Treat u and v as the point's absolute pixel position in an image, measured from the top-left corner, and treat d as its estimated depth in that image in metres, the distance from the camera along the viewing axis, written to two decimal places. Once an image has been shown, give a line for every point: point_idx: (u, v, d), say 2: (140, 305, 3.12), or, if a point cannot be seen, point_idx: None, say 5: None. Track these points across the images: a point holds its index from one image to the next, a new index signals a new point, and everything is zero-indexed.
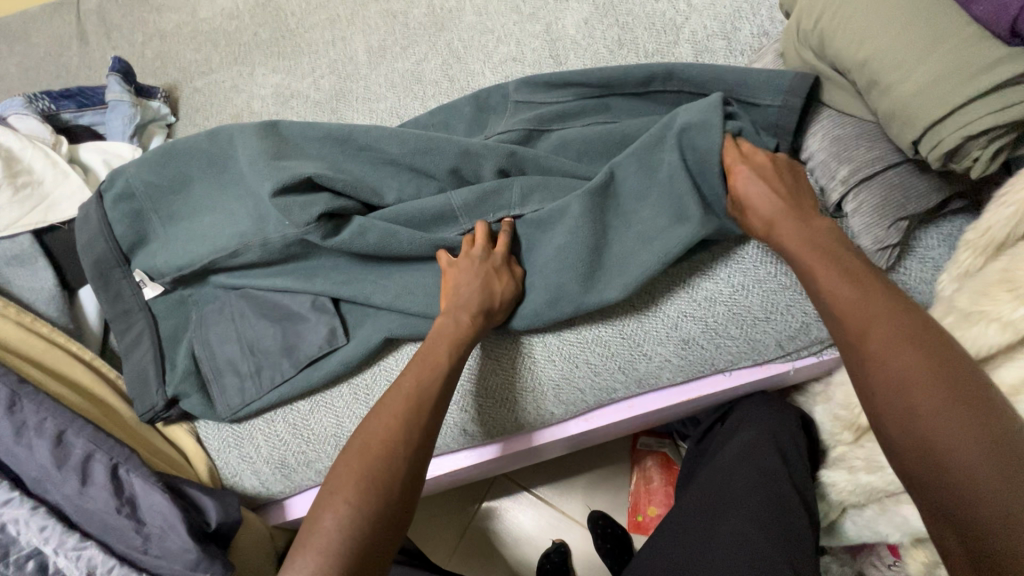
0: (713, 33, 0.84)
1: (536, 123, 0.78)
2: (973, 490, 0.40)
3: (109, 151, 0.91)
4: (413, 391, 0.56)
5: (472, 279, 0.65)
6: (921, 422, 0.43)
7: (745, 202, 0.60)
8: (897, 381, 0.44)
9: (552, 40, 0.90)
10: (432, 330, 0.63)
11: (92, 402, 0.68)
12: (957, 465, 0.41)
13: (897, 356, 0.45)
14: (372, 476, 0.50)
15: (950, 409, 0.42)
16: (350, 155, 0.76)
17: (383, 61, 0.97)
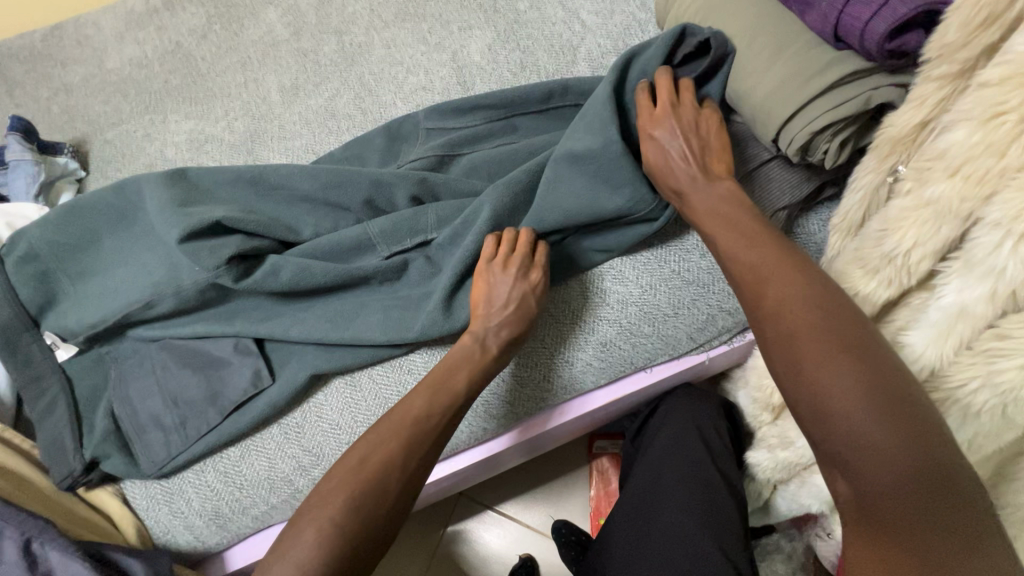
0: (608, 51, 0.89)
1: (446, 149, 0.81)
2: (844, 422, 0.43)
3: (12, 212, 0.88)
4: (403, 419, 0.59)
5: (505, 304, 0.65)
6: (802, 354, 0.46)
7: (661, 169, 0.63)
8: (782, 326, 0.49)
9: (459, 67, 0.93)
10: (451, 357, 0.65)
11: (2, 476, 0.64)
12: (832, 402, 0.43)
13: (795, 315, 0.48)
14: (344, 505, 0.52)
15: (830, 349, 0.45)
16: (263, 195, 0.76)
17: (297, 99, 0.98)
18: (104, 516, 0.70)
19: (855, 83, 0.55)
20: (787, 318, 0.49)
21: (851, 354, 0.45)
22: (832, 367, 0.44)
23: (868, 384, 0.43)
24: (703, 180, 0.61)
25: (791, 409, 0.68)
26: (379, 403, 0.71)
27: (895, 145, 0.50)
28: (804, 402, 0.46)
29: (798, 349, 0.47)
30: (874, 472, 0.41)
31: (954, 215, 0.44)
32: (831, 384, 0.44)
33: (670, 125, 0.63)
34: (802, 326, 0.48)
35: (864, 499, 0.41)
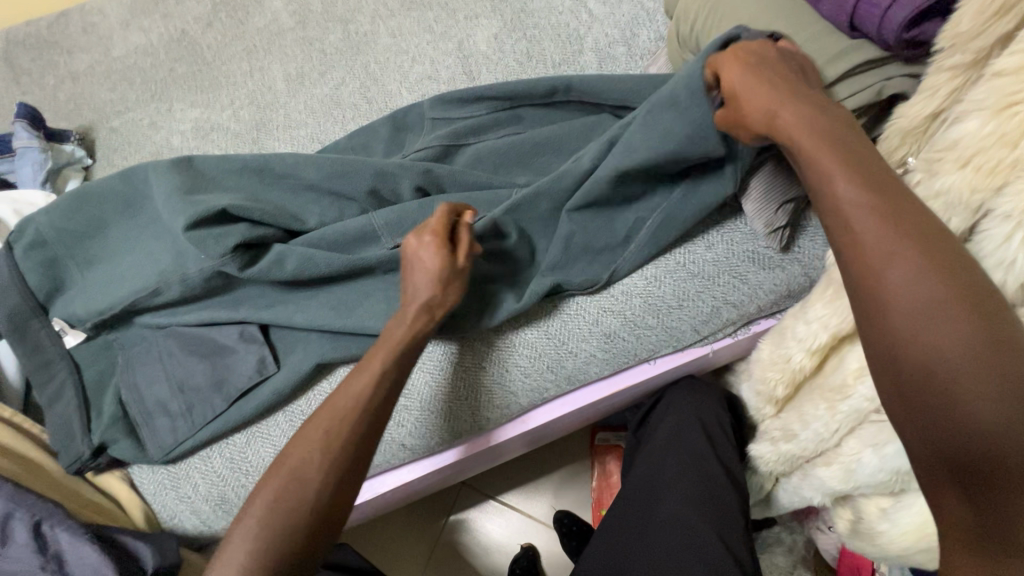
0: (615, 41, 0.88)
1: (450, 139, 0.80)
2: (986, 441, 0.37)
3: (20, 200, 0.88)
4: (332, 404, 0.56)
5: (423, 288, 0.62)
6: (939, 358, 0.39)
7: (743, 102, 0.54)
8: (908, 310, 0.41)
9: (465, 57, 0.93)
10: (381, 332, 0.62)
11: (12, 459, 0.66)
12: (972, 418, 0.38)
13: (898, 288, 0.41)
14: (277, 496, 0.51)
15: (973, 344, 0.38)
16: (269, 184, 0.76)
17: (302, 88, 0.97)
18: (113, 500, 0.71)
19: (859, 79, 0.55)
20: (893, 289, 0.42)
21: (981, 331, 0.39)
22: (954, 347, 0.39)
23: (1009, 387, 0.37)
24: (794, 107, 0.51)
25: (795, 402, 0.68)
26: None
27: (906, 138, 0.50)
28: (915, 383, 0.40)
29: (915, 327, 0.40)
30: (995, 463, 0.37)
31: (964, 208, 0.44)
32: (943, 365, 0.39)
33: (740, 73, 0.55)
34: (909, 298, 0.41)
35: (968, 486, 0.38)
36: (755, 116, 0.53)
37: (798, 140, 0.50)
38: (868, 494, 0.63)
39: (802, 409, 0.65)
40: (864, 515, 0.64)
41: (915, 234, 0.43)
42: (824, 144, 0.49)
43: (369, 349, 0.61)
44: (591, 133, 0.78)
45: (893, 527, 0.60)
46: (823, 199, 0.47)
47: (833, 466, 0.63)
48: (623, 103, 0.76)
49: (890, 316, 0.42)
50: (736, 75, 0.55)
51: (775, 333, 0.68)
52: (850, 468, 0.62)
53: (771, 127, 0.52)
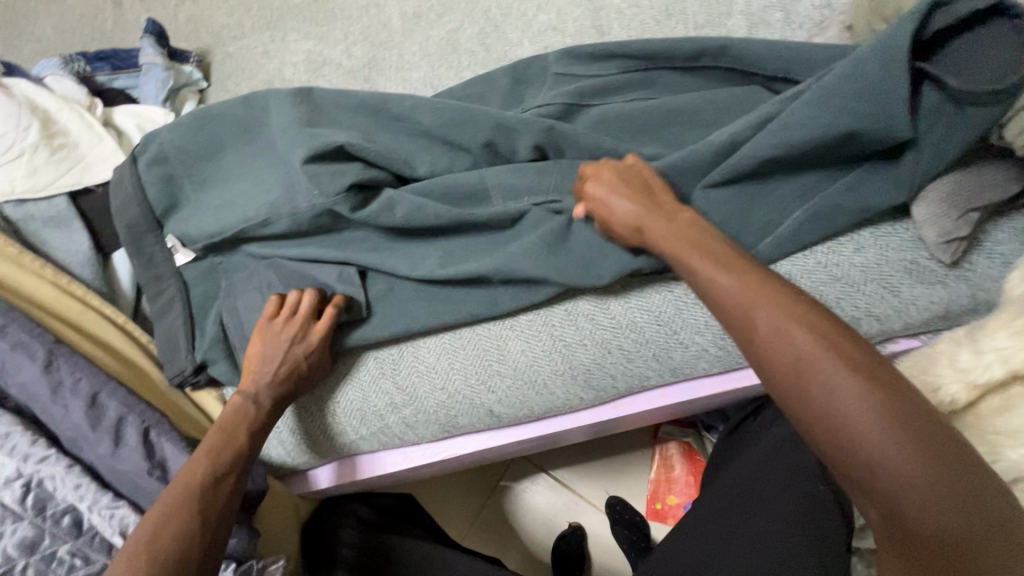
0: (770, 4, 0.78)
1: (574, 97, 0.74)
2: (899, 493, 0.37)
3: (143, 115, 0.90)
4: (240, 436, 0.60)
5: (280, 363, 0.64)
6: (848, 417, 0.39)
7: (615, 217, 0.59)
8: (805, 377, 0.41)
9: (596, 10, 0.85)
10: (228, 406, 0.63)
11: (124, 366, 0.69)
12: (887, 476, 0.38)
13: (797, 352, 0.42)
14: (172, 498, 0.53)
15: (869, 396, 0.39)
16: (384, 124, 0.74)
17: (417, 28, 0.93)
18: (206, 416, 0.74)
19: None
20: (778, 350, 0.42)
21: (866, 381, 0.40)
22: (849, 398, 0.39)
23: (907, 435, 0.38)
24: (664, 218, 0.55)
25: None
26: (477, 353, 0.68)
27: None
28: (824, 443, 0.40)
29: (810, 389, 0.41)
30: (911, 511, 0.37)
31: None
32: (852, 427, 0.39)
33: (600, 183, 0.60)
34: (816, 367, 0.41)
35: (908, 533, 0.38)
36: (629, 223, 0.58)
37: (671, 232, 0.54)
38: None
39: None
40: None
41: (775, 295, 0.45)
42: (698, 237, 0.52)
43: (219, 423, 0.61)
44: (736, 106, 0.70)
45: None
46: (698, 276, 0.50)
47: None
48: (780, 74, 0.67)
49: (795, 382, 0.41)
50: (609, 196, 0.60)
51: (923, 357, 0.60)
52: None
53: (644, 226, 0.56)
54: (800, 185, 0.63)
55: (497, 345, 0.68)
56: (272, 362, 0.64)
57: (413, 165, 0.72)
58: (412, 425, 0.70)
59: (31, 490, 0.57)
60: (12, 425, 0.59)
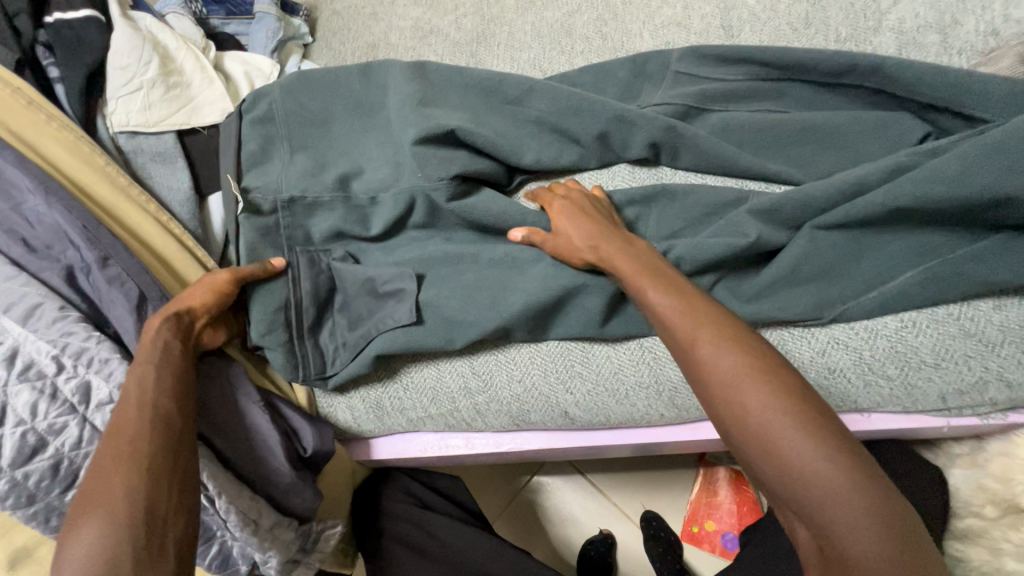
0: (926, 25, 0.72)
1: (697, 99, 0.69)
2: (792, 469, 0.39)
3: (250, 63, 0.91)
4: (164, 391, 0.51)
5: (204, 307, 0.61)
6: (749, 403, 0.42)
7: (566, 237, 0.62)
8: (719, 375, 0.44)
9: (726, 9, 0.80)
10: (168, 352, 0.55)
11: None
12: (786, 454, 0.40)
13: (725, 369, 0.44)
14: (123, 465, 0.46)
15: (762, 380, 0.42)
16: (496, 105, 0.72)
17: (532, 8, 0.90)
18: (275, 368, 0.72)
19: None
20: (710, 367, 0.44)
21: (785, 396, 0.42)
22: (743, 384, 0.42)
23: (785, 410, 0.41)
24: (614, 241, 0.58)
25: None
26: (561, 351, 0.66)
27: None
28: (749, 452, 0.42)
29: (737, 401, 0.42)
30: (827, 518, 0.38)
31: None
32: (751, 409, 0.42)
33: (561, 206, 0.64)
34: (719, 359, 0.44)
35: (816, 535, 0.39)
36: (585, 246, 0.60)
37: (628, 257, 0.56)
38: None
39: None
40: None
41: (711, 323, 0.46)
42: (654, 265, 0.54)
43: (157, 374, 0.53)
44: (880, 131, 0.64)
45: None
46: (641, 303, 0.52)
47: None
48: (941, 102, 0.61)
49: (708, 380, 0.44)
50: (557, 212, 0.64)
51: None
52: None
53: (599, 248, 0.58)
54: (943, 230, 0.58)
55: (581, 346, 0.66)
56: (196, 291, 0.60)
57: (522, 151, 0.69)
58: (482, 412, 0.68)
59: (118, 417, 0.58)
60: (112, 352, 0.58)
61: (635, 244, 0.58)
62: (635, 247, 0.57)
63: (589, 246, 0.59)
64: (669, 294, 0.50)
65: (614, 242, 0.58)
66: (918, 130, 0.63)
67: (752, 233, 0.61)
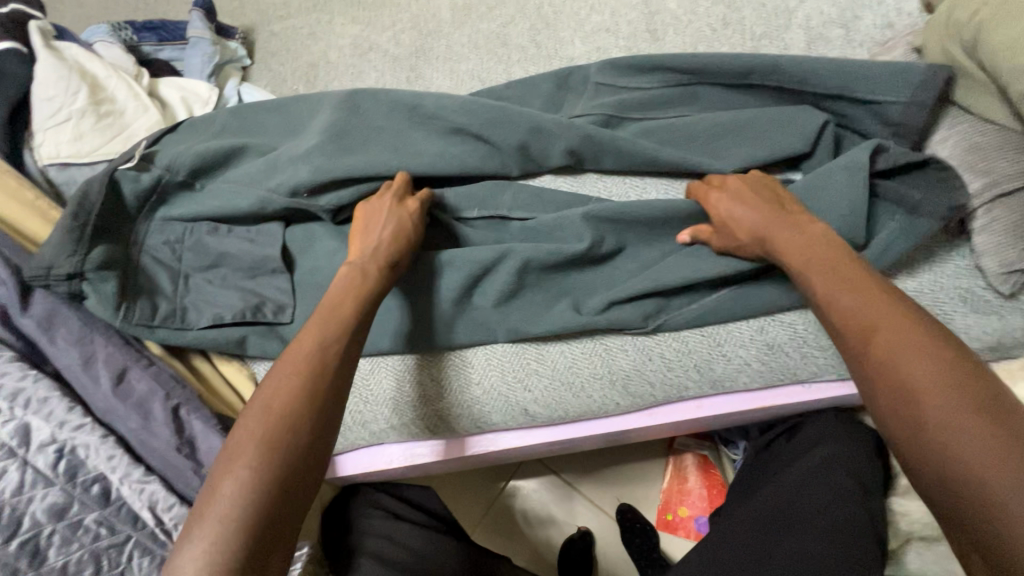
0: (830, 20, 0.77)
1: (617, 109, 0.73)
2: (964, 460, 0.38)
3: (187, 89, 0.90)
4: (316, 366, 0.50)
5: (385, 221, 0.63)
6: (922, 397, 0.41)
7: (732, 220, 0.60)
8: (897, 371, 0.42)
9: (651, 14, 0.85)
10: (336, 282, 0.58)
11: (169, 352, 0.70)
12: (960, 447, 0.38)
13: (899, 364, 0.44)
14: (273, 440, 0.45)
15: (939, 370, 0.41)
16: (436, 117, 0.73)
17: (468, 21, 0.93)
18: (229, 385, 0.71)
19: None
20: (893, 364, 0.43)
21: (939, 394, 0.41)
22: (923, 373, 0.41)
23: (969, 402, 0.39)
24: (782, 222, 0.56)
25: None
26: (515, 350, 0.68)
27: None
28: (910, 440, 0.41)
29: (914, 396, 0.41)
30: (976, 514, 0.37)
31: None
32: (925, 398, 0.40)
33: (728, 200, 0.61)
34: (897, 354, 0.43)
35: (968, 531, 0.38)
36: (753, 232, 0.58)
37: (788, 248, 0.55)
38: None
39: None
40: None
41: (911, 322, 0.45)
42: (828, 251, 0.52)
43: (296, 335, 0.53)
44: (785, 124, 0.66)
45: None
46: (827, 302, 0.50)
47: None
48: (835, 92, 0.64)
49: (887, 376, 0.43)
50: (717, 205, 0.62)
51: None
52: None
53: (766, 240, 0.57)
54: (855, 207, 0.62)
55: (537, 342, 0.68)
56: (378, 227, 0.63)
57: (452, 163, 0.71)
58: (445, 418, 0.69)
59: (62, 456, 0.56)
60: (52, 390, 0.58)
61: (830, 244, 0.53)
62: (822, 243, 0.53)
63: (759, 240, 0.57)
64: (855, 292, 0.48)
65: (784, 227, 0.56)
66: (820, 118, 0.64)
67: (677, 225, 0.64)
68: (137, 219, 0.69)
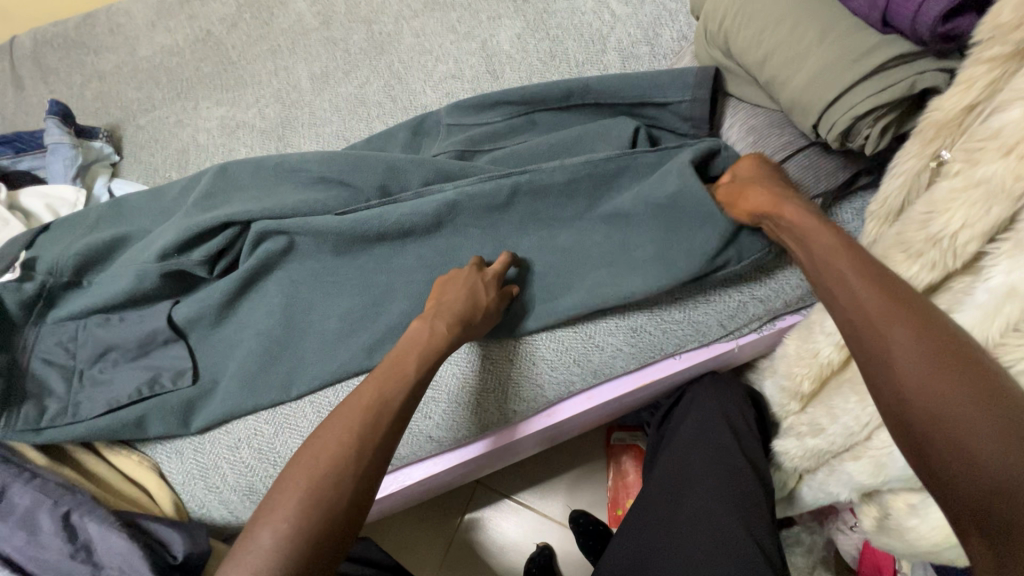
0: (638, 40, 0.89)
1: (467, 144, 0.81)
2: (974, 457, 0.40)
3: (52, 194, 0.90)
4: (372, 406, 0.54)
5: (459, 288, 0.65)
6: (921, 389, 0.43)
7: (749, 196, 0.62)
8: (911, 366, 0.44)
9: (489, 56, 0.94)
10: (407, 334, 0.61)
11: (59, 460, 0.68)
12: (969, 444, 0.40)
13: (890, 333, 0.46)
14: (316, 492, 0.48)
15: (939, 373, 0.43)
16: (298, 181, 0.78)
17: (326, 87, 0.98)
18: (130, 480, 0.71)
19: (904, 66, 0.53)
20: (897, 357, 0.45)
21: (952, 370, 0.43)
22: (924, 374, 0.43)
23: (979, 403, 0.41)
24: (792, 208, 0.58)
25: (822, 397, 0.68)
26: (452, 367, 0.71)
27: (909, 115, 0.57)
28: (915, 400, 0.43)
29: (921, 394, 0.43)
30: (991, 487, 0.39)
31: (1005, 196, 0.44)
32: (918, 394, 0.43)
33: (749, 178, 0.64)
34: (905, 348, 0.45)
35: (945, 488, 0.42)
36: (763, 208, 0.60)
37: (799, 234, 0.57)
38: (896, 489, 0.63)
39: (832, 403, 0.65)
40: (891, 511, 0.64)
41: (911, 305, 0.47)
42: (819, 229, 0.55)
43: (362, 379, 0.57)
44: (604, 135, 0.75)
45: (923, 521, 0.60)
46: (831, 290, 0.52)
47: (864, 460, 0.63)
48: (639, 101, 0.74)
49: (891, 368, 0.45)
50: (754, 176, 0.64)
51: (803, 328, 0.68)
52: (881, 462, 0.61)
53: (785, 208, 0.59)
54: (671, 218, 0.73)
55: (444, 374, 0.71)
56: (454, 290, 0.65)
57: (316, 211, 0.75)
58: None
59: None
60: None
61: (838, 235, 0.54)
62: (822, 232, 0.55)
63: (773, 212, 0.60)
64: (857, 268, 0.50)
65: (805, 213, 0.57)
66: (630, 125, 0.74)
67: (551, 247, 0.72)
68: (24, 327, 0.71)
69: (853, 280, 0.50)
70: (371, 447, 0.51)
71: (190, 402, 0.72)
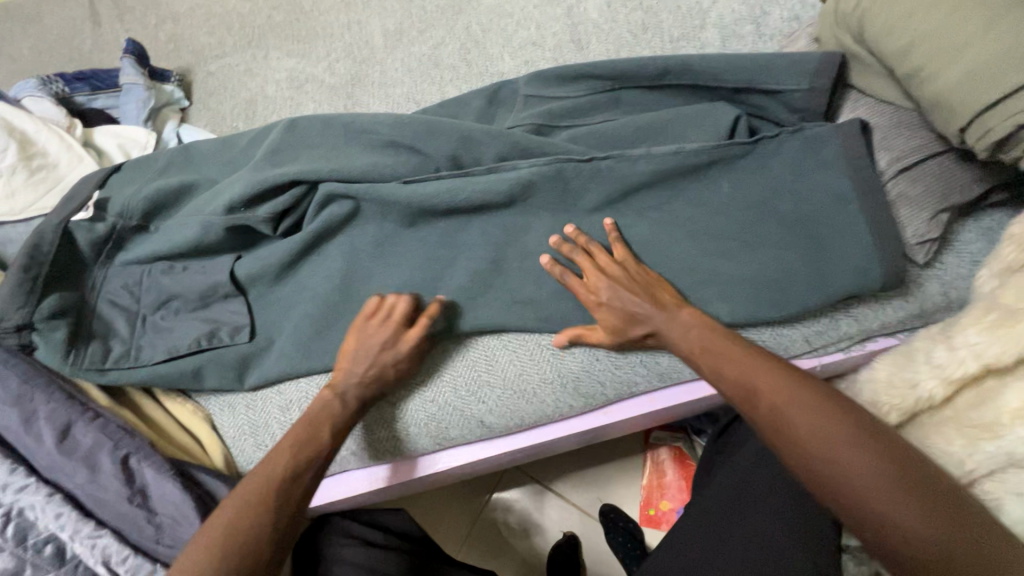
0: (742, 17, 0.81)
1: (545, 118, 0.75)
2: (880, 516, 0.45)
3: (124, 135, 0.90)
4: (306, 437, 0.60)
5: (371, 346, 0.65)
6: (818, 459, 0.48)
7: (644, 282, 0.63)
8: (804, 439, 0.49)
9: (574, 24, 0.87)
10: (314, 403, 0.63)
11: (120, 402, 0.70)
12: (883, 518, 0.45)
13: (804, 428, 0.49)
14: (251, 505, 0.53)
15: (845, 445, 0.48)
16: (366, 143, 0.75)
17: (400, 45, 0.94)
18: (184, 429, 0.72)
19: None
20: (792, 430, 0.50)
21: (838, 429, 0.49)
22: (835, 453, 0.48)
23: (865, 453, 0.48)
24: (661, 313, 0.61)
25: None
26: (467, 366, 0.69)
27: None
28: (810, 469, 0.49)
29: (817, 462, 0.48)
30: (909, 540, 0.44)
31: None
32: (851, 480, 0.47)
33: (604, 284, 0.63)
34: (801, 421, 0.50)
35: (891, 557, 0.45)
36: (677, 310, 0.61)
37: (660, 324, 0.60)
38: None
39: None
40: None
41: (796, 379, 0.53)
42: (696, 325, 0.59)
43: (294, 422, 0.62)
44: (699, 120, 0.69)
45: None
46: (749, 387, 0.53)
47: None
48: (743, 87, 0.67)
49: (795, 443, 0.50)
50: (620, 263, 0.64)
51: None
52: None
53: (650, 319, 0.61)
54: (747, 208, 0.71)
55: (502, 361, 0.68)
56: (366, 353, 0.64)
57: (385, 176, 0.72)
58: (403, 438, 0.70)
59: (11, 519, 0.56)
60: None
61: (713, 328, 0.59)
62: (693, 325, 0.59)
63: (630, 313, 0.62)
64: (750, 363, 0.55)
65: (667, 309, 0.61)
66: (730, 112, 0.68)
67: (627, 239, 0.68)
68: (93, 267, 0.72)
69: (749, 372, 0.54)
70: (286, 474, 0.57)
71: (246, 358, 0.72)
